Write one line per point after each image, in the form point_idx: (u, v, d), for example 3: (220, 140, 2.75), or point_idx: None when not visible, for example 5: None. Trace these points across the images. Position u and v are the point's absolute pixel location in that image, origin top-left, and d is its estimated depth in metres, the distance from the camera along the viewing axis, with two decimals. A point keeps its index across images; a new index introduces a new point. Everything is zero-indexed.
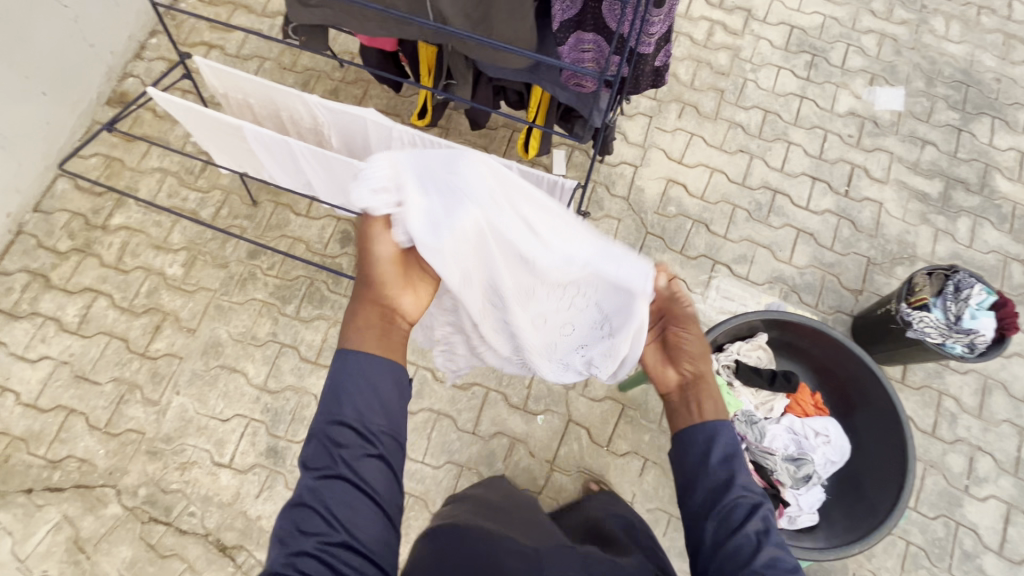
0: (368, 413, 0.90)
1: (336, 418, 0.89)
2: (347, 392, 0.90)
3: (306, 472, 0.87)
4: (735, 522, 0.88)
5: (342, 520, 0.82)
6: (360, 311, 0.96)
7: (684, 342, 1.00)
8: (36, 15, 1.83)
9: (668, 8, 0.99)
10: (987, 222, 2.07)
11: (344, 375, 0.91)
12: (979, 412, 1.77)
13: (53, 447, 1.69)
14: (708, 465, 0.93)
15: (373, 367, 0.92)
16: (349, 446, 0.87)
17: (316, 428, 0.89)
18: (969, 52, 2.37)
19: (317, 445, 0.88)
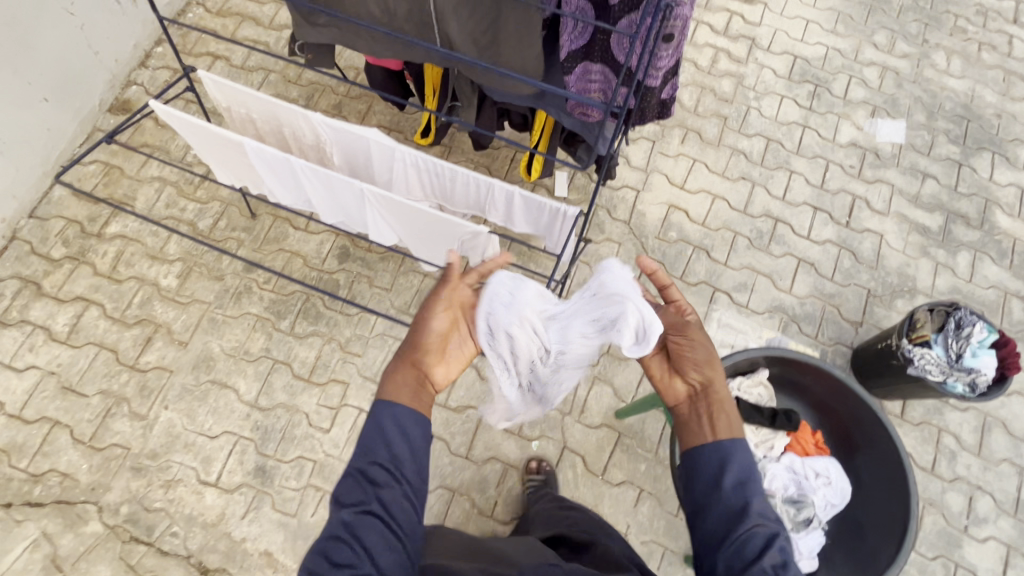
0: (404, 457, 0.91)
1: (372, 458, 0.90)
2: (384, 431, 0.93)
3: (338, 507, 0.87)
4: (749, 551, 0.82)
5: (371, 553, 0.83)
6: (401, 368, 1.01)
7: (686, 349, 1.03)
8: (43, 22, 1.83)
9: (677, 43, 0.98)
10: (988, 257, 2.07)
11: (380, 417, 0.94)
12: (979, 450, 1.75)
13: (35, 460, 1.65)
14: (722, 489, 0.88)
15: (409, 417, 0.94)
16: (382, 482, 0.89)
17: (352, 463, 0.91)
18: (969, 87, 2.39)
19: (351, 480, 0.89)
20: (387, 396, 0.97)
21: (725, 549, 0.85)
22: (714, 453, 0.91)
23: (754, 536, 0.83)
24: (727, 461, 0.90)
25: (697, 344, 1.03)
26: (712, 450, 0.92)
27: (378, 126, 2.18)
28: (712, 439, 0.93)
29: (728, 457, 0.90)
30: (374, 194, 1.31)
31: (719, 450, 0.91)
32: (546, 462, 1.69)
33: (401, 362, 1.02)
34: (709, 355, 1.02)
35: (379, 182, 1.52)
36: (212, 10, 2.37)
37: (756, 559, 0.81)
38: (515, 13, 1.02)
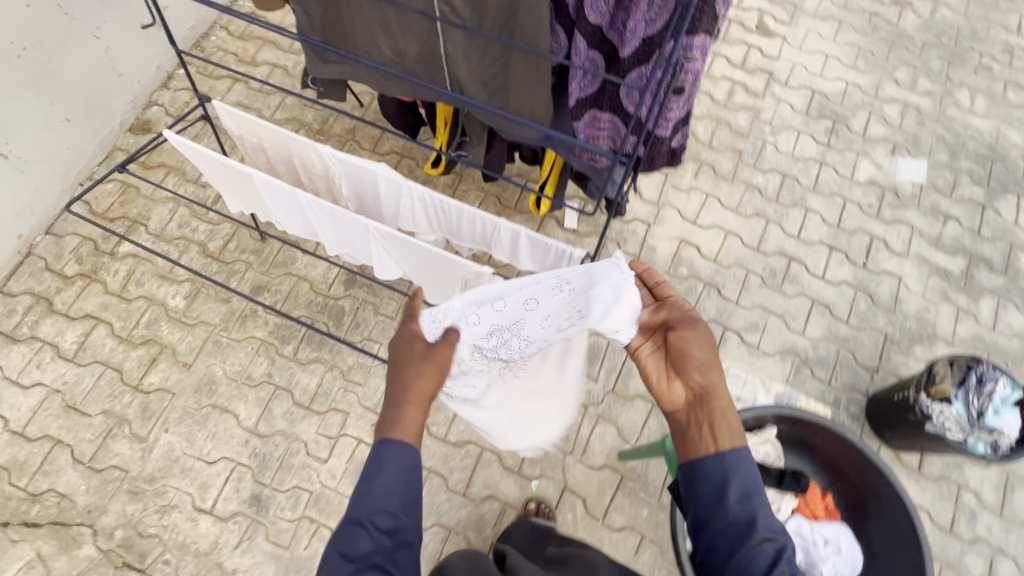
0: (406, 502, 0.91)
1: (377, 508, 0.90)
2: (393, 477, 0.91)
3: (341, 560, 0.85)
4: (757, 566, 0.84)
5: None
6: (410, 405, 0.96)
7: (688, 351, 0.96)
8: (68, 45, 1.87)
9: (688, 95, 0.95)
10: (1012, 304, 2.00)
11: (389, 462, 0.92)
12: (1001, 510, 1.67)
13: (35, 479, 1.65)
14: (728, 503, 0.89)
15: (407, 458, 0.93)
16: (388, 533, 0.88)
17: (354, 515, 0.89)
18: (994, 127, 2.33)
19: (354, 530, 0.88)
20: (400, 437, 0.94)
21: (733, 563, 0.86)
22: (719, 466, 0.91)
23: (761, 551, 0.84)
24: (732, 474, 0.89)
25: (698, 345, 0.96)
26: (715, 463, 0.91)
27: (391, 152, 2.19)
28: (716, 450, 0.92)
29: (733, 469, 0.90)
30: (379, 229, 1.31)
31: (723, 464, 0.90)
32: (545, 504, 1.65)
33: (413, 400, 0.97)
34: (710, 356, 0.96)
35: (385, 214, 1.52)
36: (234, 33, 2.42)
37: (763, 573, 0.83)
38: (525, 62, 1.02)
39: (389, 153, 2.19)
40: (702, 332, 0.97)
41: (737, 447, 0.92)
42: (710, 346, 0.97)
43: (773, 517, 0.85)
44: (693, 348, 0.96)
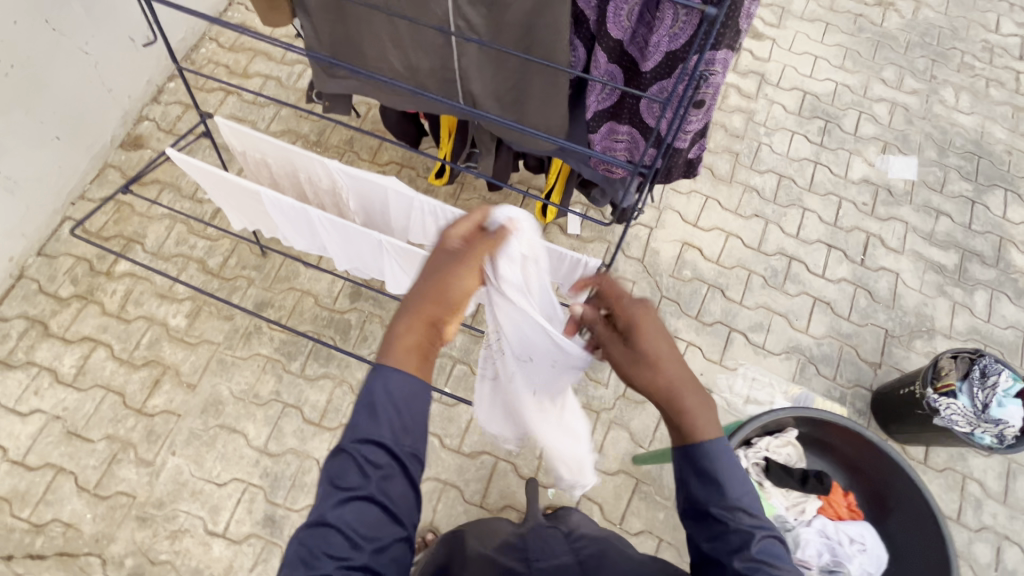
0: (404, 433, 0.78)
1: (366, 432, 0.77)
2: (386, 405, 0.78)
3: (330, 491, 0.75)
4: (722, 556, 0.73)
5: (368, 542, 0.72)
6: (410, 322, 0.83)
7: (618, 371, 0.85)
8: (57, 61, 1.83)
9: (707, 109, 0.97)
10: (1004, 296, 2.05)
11: (385, 388, 0.78)
12: (1005, 498, 1.71)
13: (38, 509, 1.60)
14: (692, 496, 0.77)
15: (397, 381, 0.78)
16: (382, 465, 0.76)
17: (345, 443, 0.77)
18: (979, 123, 2.40)
19: (343, 461, 0.76)
20: (393, 359, 0.80)
21: (707, 560, 0.76)
22: (683, 461, 0.78)
23: (727, 539, 0.74)
24: (693, 464, 0.76)
25: (625, 366, 0.83)
26: (680, 456, 0.78)
27: (390, 162, 2.18)
28: (682, 444, 0.78)
29: (692, 458, 0.77)
30: (392, 243, 1.30)
31: (684, 460, 0.78)
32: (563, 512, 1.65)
33: (415, 321, 0.83)
34: (646, 367, 0.81)
35: (394, 227, 1.50)
36: (225, 45, 2.38)
37: (729, 564, 0.72)
38: (541, 76, 1.02)
39: (389, 163, 2.18)
40: (623, 349, 0.85)
41: (694, 443, 0.77)
42: (631, 360, 0.83)
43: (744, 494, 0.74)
44: (624, 370, 0.84)
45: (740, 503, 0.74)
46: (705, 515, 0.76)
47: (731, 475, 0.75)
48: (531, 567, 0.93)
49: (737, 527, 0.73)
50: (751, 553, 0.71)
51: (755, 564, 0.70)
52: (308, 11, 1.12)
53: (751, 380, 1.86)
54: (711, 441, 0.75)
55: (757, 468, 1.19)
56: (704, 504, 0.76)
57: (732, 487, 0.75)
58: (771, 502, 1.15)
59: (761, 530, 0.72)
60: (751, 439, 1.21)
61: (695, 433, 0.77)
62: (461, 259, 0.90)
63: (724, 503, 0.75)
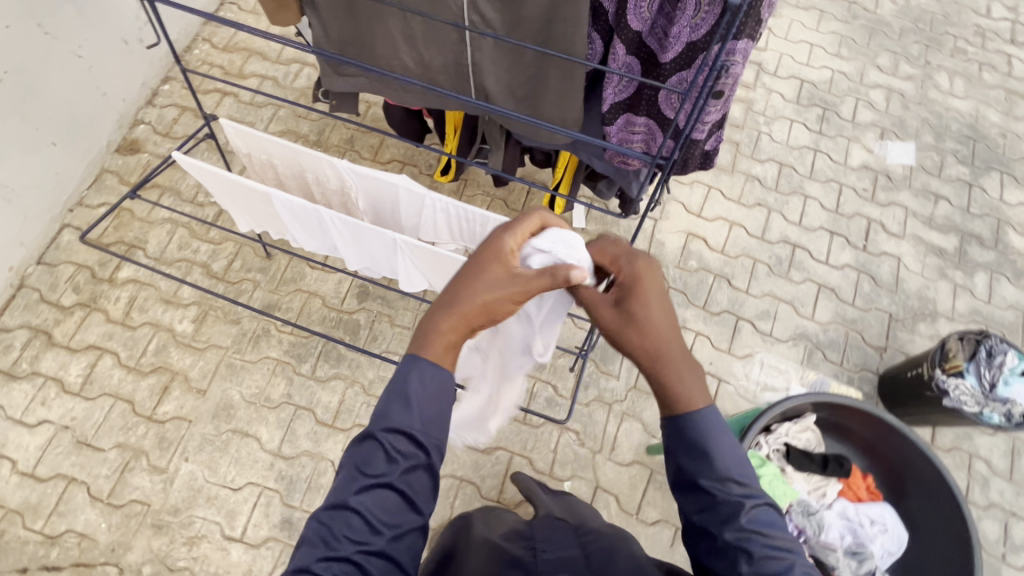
0: (432, 425, 0.79)
1: (396, 421, 0.78)
2: (419, 397, 0.78)
3: (356, 476, 0.76)
4: (713, 528, 0.73)
5: (388, 529, 0.74)
6: (451, 320, 0.81)
7: (606, 332, 0.83)
8: (51, 65, 1.80)
9: (725, 99, 0.96)
10: (1004, 277, 2.08)
11: (420, 380, 0.78)
12: (1011, 475, 1.74)
13: (51, 521, 1.58)
14: (682, 468, 0.76)
15: (432, 378, 0.79)
16: (409, 455, 0.77)
17: (375, 429, 0.77)
18: (974, 107, 2.43)
19: (370, 448, 0.77)
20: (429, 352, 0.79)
21: (697, 531, 0.76)
22: (673, 431, 0.77)
23: (717, 512, 0.74)
24: (681, 435, 0.76)
25: (616, 325, 0.82)
26: (668, 426, 0.77)
27: (393, 161, 2.17)
28: (670, 409, 0.77)
29: (680, 429, 0.76)
30: (407, 242, 1.29)
31: (672, 428, 0.77)
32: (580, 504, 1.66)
33: (460, 325, 0.81)
34: (634, 328, 0.80)
35: (405, 225, 1.49)
36: (219, 45, 2.35)
37: (719, 534, 0.73)
38: (557, 69, 1.02)
39: (391, 161, 2.17)
40: (612, 310, 0.83)
41: (682, 411, 0.76)
42: (621, 320, 0.82)
43: (733, 465, 0.73)
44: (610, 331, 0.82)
45: (730, 474, 0.74)
46: (694, 486, 0.76)
47: (721, 445, 0.75)
48: (538, 559, 0.86)
49: (727, 498, 0.73)
50: (741, 524, 0.72)
51: (746, 534, 0.71)
52: (317, 8, 1.11)
53: (760, 368, 1.88)
54: (701, 410, 0.75)
55: (778, 454, 1.20)
56: (693, 475, 0.75)
57: (721, 457, 0.74)
58: (794, 488, 1.18)
59: (750, 501, 0.73)
60: (771, 426, 1.23)
61: (683, 400, 0.76)
62: (522, 284, 0.83)
63: (714, 475, 0.74)
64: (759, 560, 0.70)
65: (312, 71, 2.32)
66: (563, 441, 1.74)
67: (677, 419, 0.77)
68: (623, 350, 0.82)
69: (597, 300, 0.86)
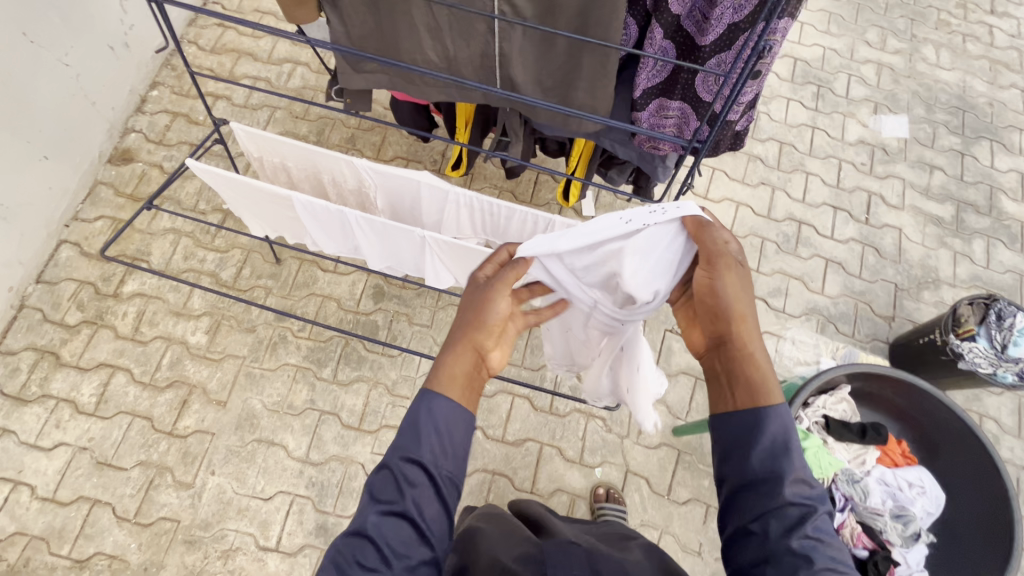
0: (444, 456, 0.76)
1: (410, 451, 0.76)
2: (428, 428, 0.77)
3: (369, 502, 0.75)
4: (776, 531, 0.72)
5: (398, 557, 0.71)
6: (456, 352, 0.82)
7: (722, 291, 0.84)
8: (38, 75, 1.72)
9: (761, 79, 0.98)
10: (1000, 242, 2.15)
11: (430, 415, 0.77)
12: (1019, 431, 1.81)
13: (78, 544, 1.55)
14: (754, 466, 0.76)
15: (440, 408, 0.77)
16: (418, 483, 0.75)
17: (388, 457, 0.76)
18: (961, 78, 2.49)
19: (385, 477, 0.75)
20: (446, 394, 0.78)
21: (750, 535, 0.75)
22: (750, 427, 0.77)
23: (783, 516, 0.73)
24: (761, 434, 0.76)
25: (734, 291, 0.83)
26: (745, 415, 0.78)
27: (396, 158, 2.14)
28: (752, 401, 0.78)
29: (758, 422, 0.77)
30: (437, 239, 1.28)
31: (751, 414, 0.78)
32: (613, 490, 1.68)
33: (460, 349, 0.82)
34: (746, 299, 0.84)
35: (425, 222, 1.48)
36: (206, 47, 2.28)
37: (784, 540, 0.72)
38: (590, 56, 1.02)
39: (394, 159, 2.14)
40: (738, 271, 0.85)
41: (765, 402, 0.78)
42: (743, 287, 0.84)
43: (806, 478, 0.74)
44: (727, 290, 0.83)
45: (804, 480, 0.74)
46: (760, 485, 0.75)
47: (799, 451, 0.76)
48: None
49: (796, 502, 0.73)
50: (806, 531, 0.72)
51: (809, 542, 0.71)
52: (337, 5, 1.08)
53: (776, 345, 1.92)
54: (782, 407, 0.77)
55: (818, 426, 1.23)
56: (765, 474, 0.75)
57: (797, 460, 0.75)
58: (836, 457, 1.22)
59: (819, 508, 0.73)
60: (808, 399, 1.26)
61: (769, 391, 0.78)
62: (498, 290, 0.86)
63: (792, 480, 0.74)
64: (820, 570, 0.70)
65: (306, 70, 2.27)
66: (590, 428, 1.75)
67: (752, 417, 0.78)
68: (728, 315, 0.83)
69: (727, 251, 0.85)
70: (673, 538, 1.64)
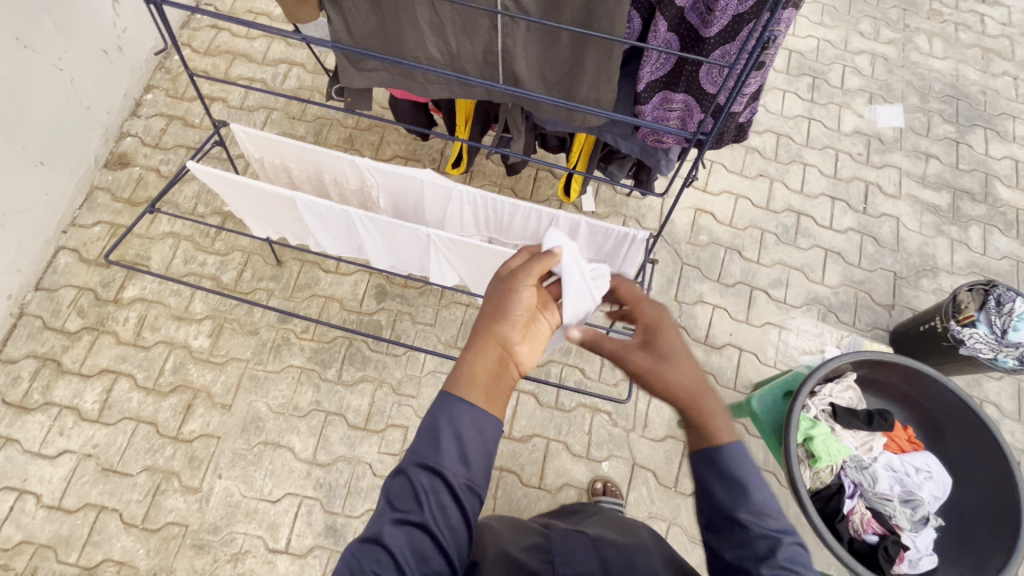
0: (463, 464, 0.74)
1: (428, 458, 0.74)
2: (447, 433, 0.74)
3: (385, 509, 0.73)
4: (748, 565, 0.67)
5: (415, 564, 0.69)
6: (480, 348, 0.79)
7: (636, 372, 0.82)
8: (32, 80, 1.70)
9: (765, 70, 0.99)
10: (996, 229, 2.18)
11: (450, 419, 0.75)
12: (1019, 415, 1.83)
13: (86, 551, 1.54)
14: (715, 501, 0.71)
15: (462, 410, 0.75)
16: (437, 493, 0.72)
17: (405, 463, 0.74)
18: (953, 67, 2.51)
19: (402, 482, 0.73)
20: (467, 392, 0.76)
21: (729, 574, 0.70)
22: (705, 465, 0.72)
23: (753, 547, 0.68)
24: (715, 467, 0.71)
25: (649, 365, 0.81)
26: (700, 462, 0.73)
27: (395, 157, 2.13)
28: (702, 449, 0.73)
29: (714, 460, 0.72)
30: (442, 237, 1.28)
31: (703, 461, 0.72)
32: (614, 484, 1.68)
33: (483, 345, 0.79)
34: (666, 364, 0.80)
35: (429, 220, 1.48)
36: (200, 49, 2.26)
37: (756, 572, 0.67)
38: (594, 51, 1.03)
39: (393, 158, 2.13)
40: (645, 346, 0.84)
41: (714, 439, 0.72)
42: (658, 357, 0.81)
43: (768, 506, 0.70)
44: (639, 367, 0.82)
45: (768, 508, 0.69)
46: (728, 521, 0.71)
47: (759, 481, 0.71)
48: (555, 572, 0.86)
49: (763, 533, 0.68)
50: (780, 561, 0.66)
51: (784, 573, 0.65)
52: (338, 3, 1.07)
53: (777, 336, 1.93)
54: (732, 441, 0.72)
55: (825, 414, 1.24)
56: (727, 508, 0.70)
57: (757, 491, 0.70)
58: (844, 444, 1.23)
59: (788, 537, 0.68)
60: (815, 388, 1.26)
61: (713, 432, 0.73)
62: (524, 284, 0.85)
63: (752, 508, 0.69)
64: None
65: (301, 71, 2.25)
66: (596, 422, 1.76)
67: (710, 455, 0.72)
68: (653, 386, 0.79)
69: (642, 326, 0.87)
70: (681, 530, 1.65)
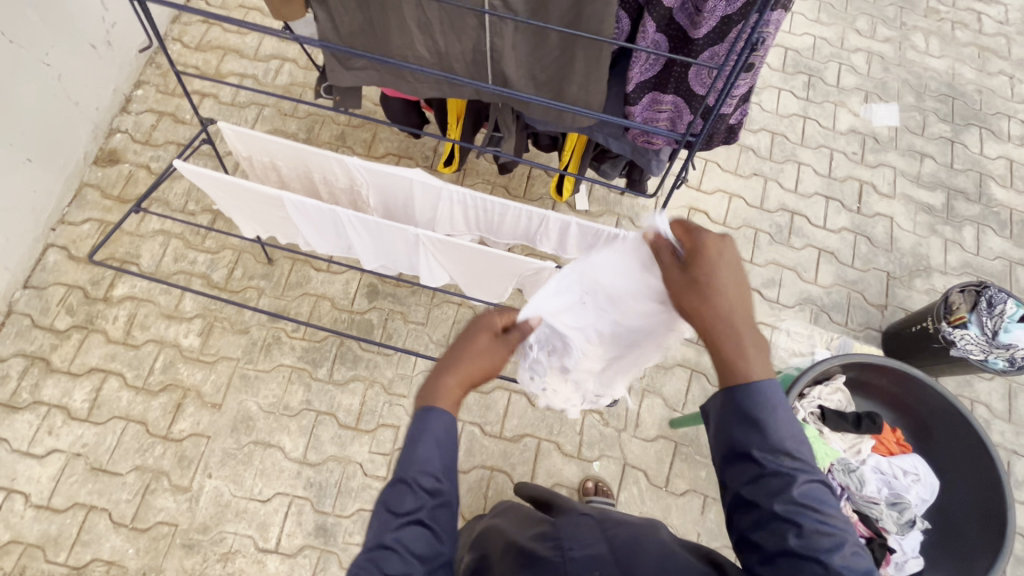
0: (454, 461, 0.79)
1: (424, 461, 0.77)
2: (439, 444, 0.78)
3: (386, 517, 0.74)
4: (760, 499, 0.71)
5: (422, 561, 0.72)
6: (456, 380, 0.83)
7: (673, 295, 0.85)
8: (19, 77, 1.68)
9: (755, 72, 0.98)
10: (990, 229, 2.17)
11: (437, 431, 0.79)
12: (1009, 416, 1.84)
13: (75, 551, 1.53)
14: (732, 437, 0.75)
15: (449, 427, 0.79)
16: (433, 491, 0.76)
17: (400, 470, 0.76)
18: (949, 65, 2.50)
19: (399, 488, 0.75)
20: (440, 403, 0.81)
21: (740, 507, 0.73)
22: (724, 401, 0.77)
23: (767, 484, 0.72)
24: (735, 404, 0.75)
25: (682, 290, 0.83)
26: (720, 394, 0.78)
27: (387, 154, 2.12)
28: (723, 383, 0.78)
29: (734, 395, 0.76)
30: (430, 238, 1.27)
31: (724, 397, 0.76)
32: (604, 483, 1.68)
33: (459, 382, 0.83)
34: (699, 292, 0.81)
35: (419, 220, 1.47)
36: (191, 44, 2.24)
37: (769, 506, 0.70)
38: (584, 51, 1.01)
39: (386, 156, 2.12)
40: (681, 271, 0.84)
41: (733, 378, 0.76)
42: (690, 284, 0.82)
43: (783, 442, 0.73)
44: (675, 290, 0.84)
45: (784, 446, 0.72)
46: (743, 457, 0.74)
47: (775, 419, 0.74)
48: (564, 557, 0.85)
49: (777, 471, 0.72)
50: (793, 497, 0.70)
51: (795, 508, 0.69)
52: (324, 1, 1.06)
53: (769, 335, 1.93)
54: (754, 379, 0.75)
55: (813, 416, 1.25)
56: (744, 446, 0.74)
57: (772, 430, 0.73)
58: (832, 447, 1.23)
59: (800, 475, 0.71)
60: (803, 390, 1.27)
61: (736, 368, 0.76)
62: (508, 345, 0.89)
63: (767, 446, 0.73)
64: (809, 534, 0.68)
65: (293, 66, 2.23)
66: (588, 423, 1.76)
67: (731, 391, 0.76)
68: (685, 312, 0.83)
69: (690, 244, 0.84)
70: (672, 529, 1.66)
